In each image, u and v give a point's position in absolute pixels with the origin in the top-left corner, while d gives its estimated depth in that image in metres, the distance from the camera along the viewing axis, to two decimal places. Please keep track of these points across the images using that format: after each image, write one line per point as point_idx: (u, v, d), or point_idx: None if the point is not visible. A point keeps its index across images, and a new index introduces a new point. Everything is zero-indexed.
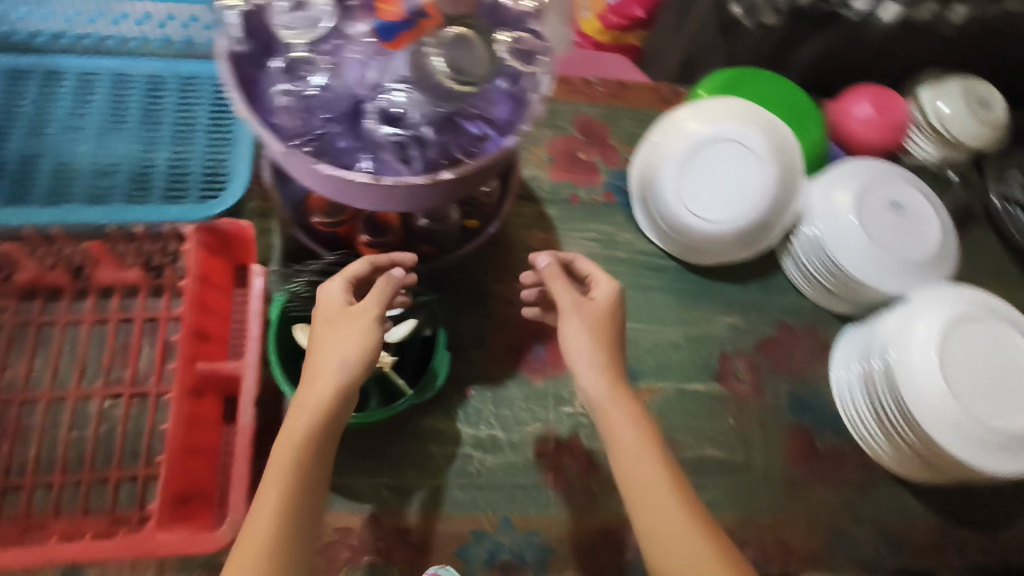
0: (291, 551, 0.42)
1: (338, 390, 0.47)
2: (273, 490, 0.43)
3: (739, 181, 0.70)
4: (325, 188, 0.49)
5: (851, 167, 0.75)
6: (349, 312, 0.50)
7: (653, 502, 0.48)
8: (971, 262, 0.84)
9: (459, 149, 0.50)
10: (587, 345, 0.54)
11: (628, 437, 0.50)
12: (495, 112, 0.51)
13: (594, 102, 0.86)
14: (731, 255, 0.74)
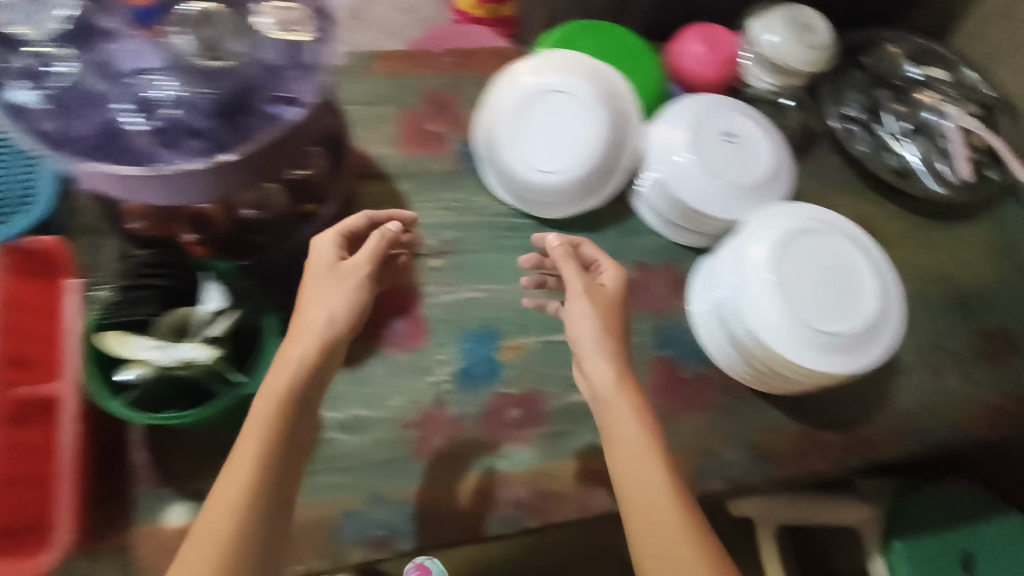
0: (262, 480, 0.49)
1: (328, 339, 0.55)
2: (255, 432, 0.50)
3: (571, 129, 0.71)
4: (110, 186, 0.48)
5: (681, 105, 0.77)
6: (337, 271, 0.59)
7: (651, 496, 0.53)
8: (818, 181, 0.88)
9: (237, 127, 0.49)
10: (588, 328, 0.60)
11: (628, 429, 0.55)
12: (268, 86, 0.51)
13: (438, 73, 0.85)
14: (580, 203, 0.76)
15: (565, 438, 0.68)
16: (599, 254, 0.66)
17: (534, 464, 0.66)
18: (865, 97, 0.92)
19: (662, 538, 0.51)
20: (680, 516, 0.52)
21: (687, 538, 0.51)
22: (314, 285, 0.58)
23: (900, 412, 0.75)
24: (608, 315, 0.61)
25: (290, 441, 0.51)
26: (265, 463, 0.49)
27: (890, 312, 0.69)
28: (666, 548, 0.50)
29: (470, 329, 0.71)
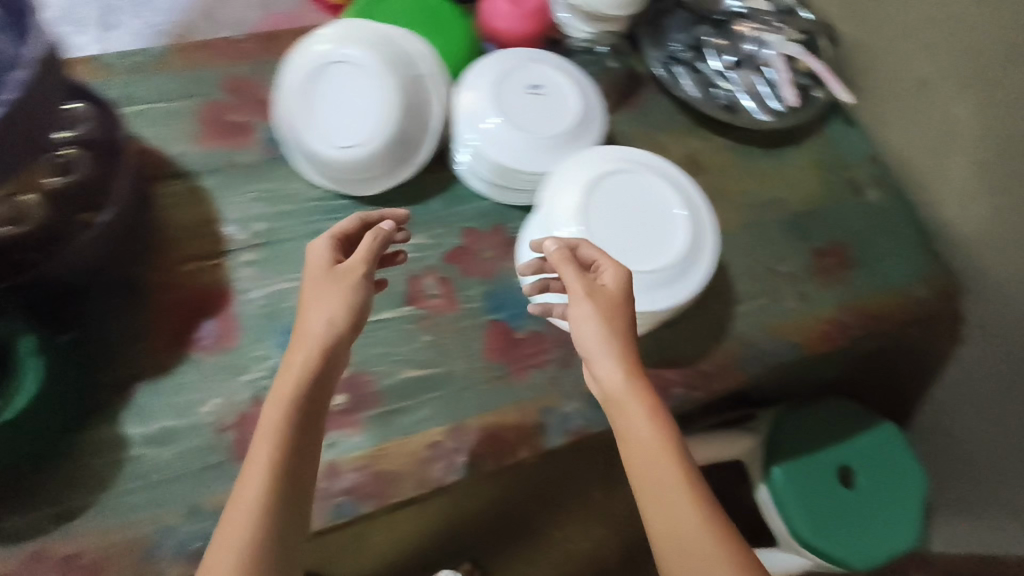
0: (272, 520, 0.46)
1: (324, 350, 0.52)
2: (258, 465, 0.47)
3: (362, 98, 0.68)
4: None
5: (480, 67, 0.75)
6: (337, 276, 0.55)
7: (661, 489, 0.50)
8: (648, 125, 0.88)
9: None
10: (594, 326, 0.56)
11: (640, 427, 0.52)
12: None
13: (241, 60, 0.81)
14: (395, 174, 0.73)
15: (399, 416, 0.65)
16: (596, 252, 0.60)
17: (366, 448, 0.63)
18: (687, 35, 0.94)
19: (672, 534, 0.49)
20: (698, 513, 0.49)
21: (706, 539, 0.48)
22: (316, 292, 0.54)
23: (741, 339, 0.76)
24: (610, 315, 0.57)
25: (297, 464, 0.48)
26: (269, 494, 0.47)
27: (703, 244, 0.69)
28: (684, 546, 0.48)
29: (286, 321, 0.67)
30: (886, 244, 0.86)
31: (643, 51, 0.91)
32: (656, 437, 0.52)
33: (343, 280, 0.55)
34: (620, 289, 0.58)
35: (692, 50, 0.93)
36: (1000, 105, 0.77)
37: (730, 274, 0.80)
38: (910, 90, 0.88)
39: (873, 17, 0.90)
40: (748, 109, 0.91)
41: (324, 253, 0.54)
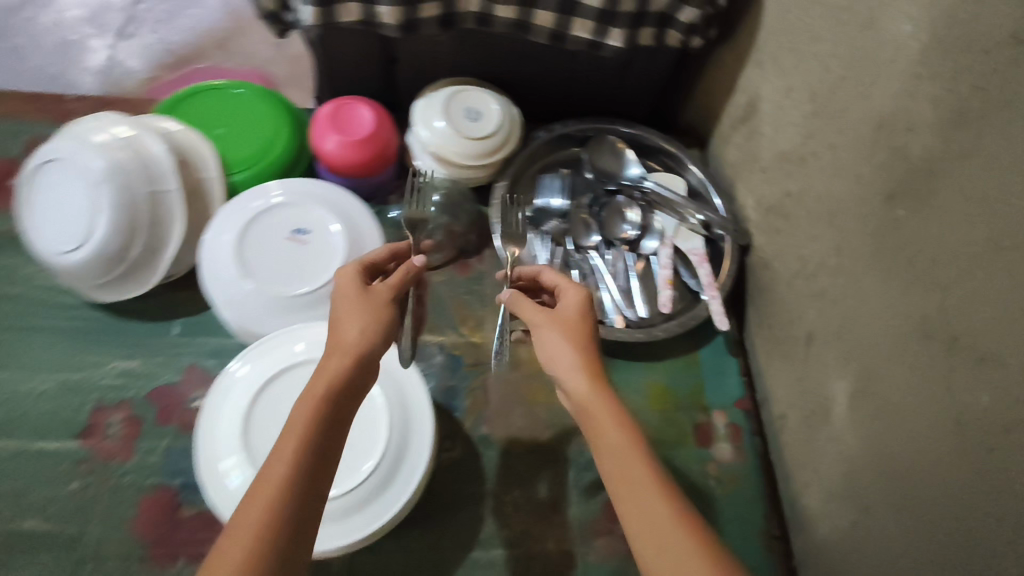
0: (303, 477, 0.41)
1: (360, 359, 0.48)
2: (284, 446, 0.42)
3: (72, 205, 0.62)
4: None
5: (248, 203, 0.66)
6: (373, 306, 0.52)
7: (620, 456, 0.46)
8: (472, 294, 0.76)
9: None
10: (559, 345, 0.52)
11: (581, 383, 0.50)
12: None
13: (60, 122, 0.78)
14: (116, 289, 0.65)
15: None
16: (554, 277, 0.60)
17: None
18: (564, 199, 0.81)
19: (637, 506, 0.43)
20: (654, 493, 0.44)
21: (676, 532, 0.41)
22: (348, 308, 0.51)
23: None
24: (577, 331, 0.53)
25: (319, 466, 0.42)
26: (304, 458, 0.42)
27: (376, 499, 0.57)
28: (651, 526, 0.42)
29: None
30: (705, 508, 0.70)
31: (495, 199, 0.77)
32: (620, 417, 0.48)
33: (376, 304, 0.52)
34: (584, 297, 0.56)
35: (563, 219, 0.80)
36: (873, 399, 0.60)
37: (487, 497, 0.66)
38: (799, 333, 0.70)
39: (779, 236, 0.74)
40: (607, 300, 0.76)
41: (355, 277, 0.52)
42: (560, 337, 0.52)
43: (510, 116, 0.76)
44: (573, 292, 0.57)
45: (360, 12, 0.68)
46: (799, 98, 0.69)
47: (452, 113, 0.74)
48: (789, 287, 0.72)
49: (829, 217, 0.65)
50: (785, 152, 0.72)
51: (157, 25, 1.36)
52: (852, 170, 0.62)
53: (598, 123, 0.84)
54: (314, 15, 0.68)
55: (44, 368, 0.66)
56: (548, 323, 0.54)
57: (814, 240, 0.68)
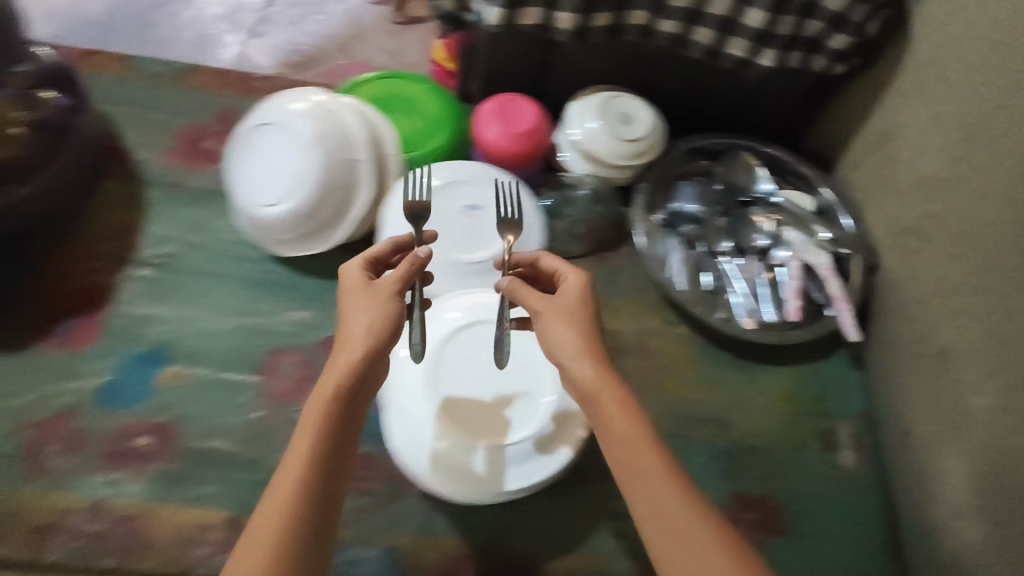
0: (315, 484, 0.45)
1: (366, 357, 0.50)
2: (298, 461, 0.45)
3: (279, 163, 0.68)
4: None
5: (423, 177, 0.72)
6: (386, 298, 0.53)
7: (632, 448, 0.48)
8: (608, 285, 0.80)
9: None
10: (566, 335, 0.53)
11: (586, 372, 0.51)
12: None
13: (245, 97, 0.85)
14: (300, 247, 0.71)
15: (183, 488, 0.62)
16: (553, 262, 0.60)
17: (135, 500, 0.61)
18: (699, 206, 0.85)
19: (654, 501, 0.46)
20: (664, 484, 0.47)
21: (702, 529, 0.44)
22: (355, 303, 0.52)
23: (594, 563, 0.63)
24: (577, 318, 0.55)
25: (332, 471, 0.46)
26: (314, 465, 0.45)
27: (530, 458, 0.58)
28: (676, 524, 0.45)
29: (135, 349, 0.67)
30: (832, 510, 0.70)
31: (637, 200, 0.82)
32: (627, 408, 0.50)
33: (385, 295, 0.52)
34: (582, 287, 0.57)
35: (697, 224, 0.84)
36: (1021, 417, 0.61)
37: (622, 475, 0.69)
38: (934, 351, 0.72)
39: (914, 257, 0.76)
40: (737, 304, 0.79)
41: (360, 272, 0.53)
42: (569, 332, 0.54)
43: (658, 126, 0.81)
44: (574, 278, 0.58)
45: (539, 17, 0.74)
46: (950, 125, 0.72)
47: (607, 116, 0.79)
48: (923, 305, 0.73)
49: (977, 240, 0.67)
50: (929, 175, 0.74)
51: (288, 26, 1.39)
52: (1002, 193, 0.65)
53: (733, 139, 0.89)
54: (499, 17, 0.74)
55: (225, 311, 0.71)
56: (552, 313, 0.55)
57: (958, 262, 0.69)
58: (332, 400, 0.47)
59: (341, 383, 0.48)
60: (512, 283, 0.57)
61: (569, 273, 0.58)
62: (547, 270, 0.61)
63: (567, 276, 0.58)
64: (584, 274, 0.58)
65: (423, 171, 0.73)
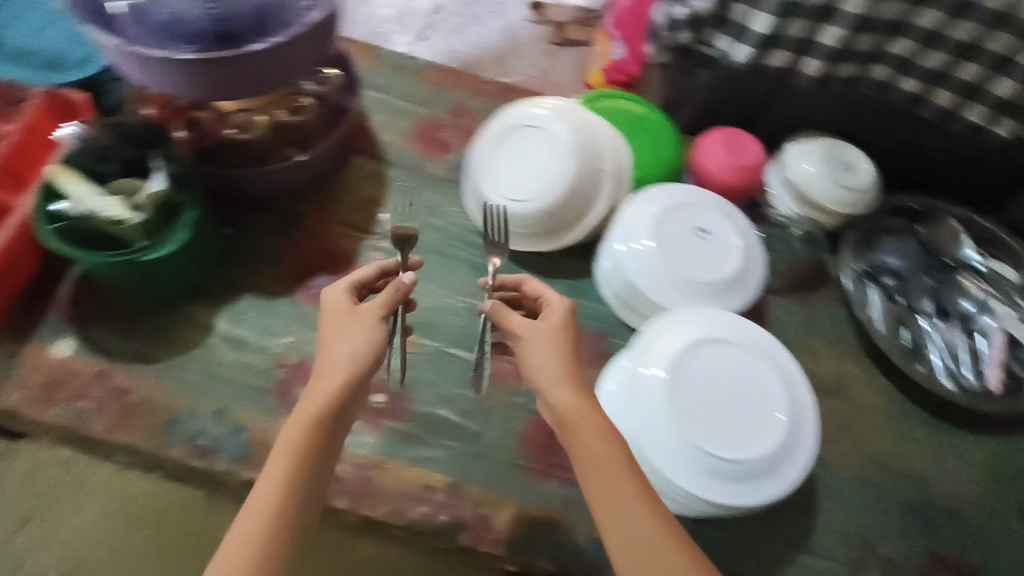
0: (294, 506, 0.45)
1: (347, 384, 0.51)
2: (280, 465, 0.46)
3: (533, 163, 0.73)
4: (150, 78, 0.60)
5: (656, 194, 0.74)
6: (359, 317, 0.55)
7: (606, 474, 0.47)
8: (808, 324, 0.81)
9: (240, 40, 0.60)
10: (550, 361, 0.53)
11: (568, 403, 0.51)
12: (279, 16, 0.61)
13: (477, 96, 0.91)
14: (533, 242, 0.75)
15: (412, 446, 0.67)
16: (537, 287, 0.61)
17: (371, 451, 0.66)
18: (901, 262, 0.83)
19: (631, 524, 0.45)
20: (644, 509, 0.46)
21: (671, 555, 0.44)
22: (336, 321, 0.54)
23: None
24: (562, 341, 0.55)
25: (308, 483, 0.47)
26: (293, 485, 0.46)
27: (766, 475, 0.60)
28: (640, 554, 0.44)
29: (378, 311, 0.73)
30: None
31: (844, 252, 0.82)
32: (609, 438, 0.49)
33: (362, 318, 0.54)
34: (567, 309, 0.58)
35: (897, 279, 0.82)
36: None
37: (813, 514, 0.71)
38: None
39: None
40: (936, 366, 0.77)
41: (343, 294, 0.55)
42: (551, 359, 0.53)
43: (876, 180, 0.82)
44: (561, 304, 0.58)
45: (786, 61, 0.77)
46: None
47: (830, 163, 0.80)
48: None
49: None
50: None
51: (450, 35, 1.46)
52: None
53: (933, 202, 0.85)
54: (747, 56, 0.77)
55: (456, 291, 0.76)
56: (541, 338, 0.55)
57: None
58: (305, 418, 0.48)
59: (318, 404, 0.49)
60: (496, 305, 0.58)
61: (556, 298, 0.59)
62: (532, 294, 0.62)
63: (551, 301, 0.59)
64: (568, 300, 0.58)
65: (655, 188, 0.76)
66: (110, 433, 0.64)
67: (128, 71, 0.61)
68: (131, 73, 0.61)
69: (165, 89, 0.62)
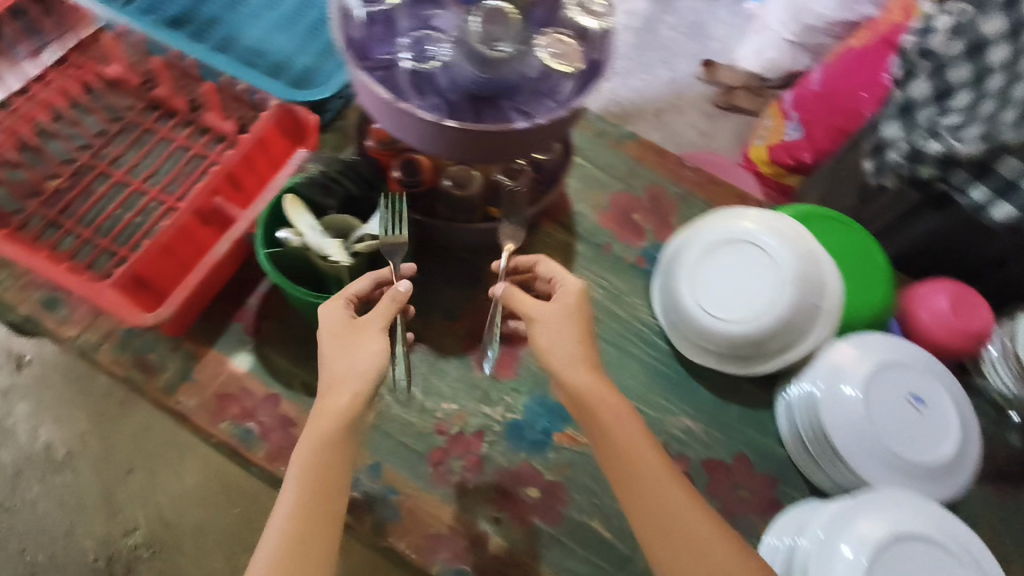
0: (314, 522, 0.46)
1: (353, 404, 0.50)
2: (299, 485, 0.47)
3: (750, 287, 0.68)
4: (377, 113, 0.55)
5: (873, 344, 0.68)
6: (356, 330, 0.53)
7: (636, 467, 0.50)
8: (1001, 522, 0.72)
9: (490, 118, 0.55)
10: (566, 340, 0.54)
11: (584, 376, 0.53)
12: (534, 104, 0.55)
13: (677, 182, 0.87)
14: (725, 364, 0.71)
15: (558, 552, 0.64)
16: (550, 268, 0.60)
17: (516, 548, 0.63)
18: None
19: (670, 512, 0.48)
20: (676, 486, 0.49)
21: (705, 525, 0.48)
22: (337, 337, 0.53)
23: None
24: (580, 325, 0.56)
25: (323, 495, 0.47)
26: (308, 508, 0.46)
27: None
28: (680, 537, 0.47)
29: (546, 397, 0.70)
30: None
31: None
32: (627, 413, 0.52)
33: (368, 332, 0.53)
34: (579, 291, 0.58)
35: None
36: None
37: None
38: None
39: None
40: None
41: (341, 311, 0.54)
42: (569, 343, 0.54)
43: None
44: (572, 284, 0.58)
45: None
46: None
47: None
48: None
49: None
50: None
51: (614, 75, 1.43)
52: None
53: None
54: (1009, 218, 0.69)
55: (627, 391, 0.72)
56: (559, 316, 0.56)
57: None
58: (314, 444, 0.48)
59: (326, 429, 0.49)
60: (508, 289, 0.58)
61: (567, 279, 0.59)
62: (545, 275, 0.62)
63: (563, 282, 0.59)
64: (581, 282, 0.58)
65: (870, 335, 0.68)
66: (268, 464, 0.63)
67: (357, 91, 0.56)
68: (358, 94, 0.56)
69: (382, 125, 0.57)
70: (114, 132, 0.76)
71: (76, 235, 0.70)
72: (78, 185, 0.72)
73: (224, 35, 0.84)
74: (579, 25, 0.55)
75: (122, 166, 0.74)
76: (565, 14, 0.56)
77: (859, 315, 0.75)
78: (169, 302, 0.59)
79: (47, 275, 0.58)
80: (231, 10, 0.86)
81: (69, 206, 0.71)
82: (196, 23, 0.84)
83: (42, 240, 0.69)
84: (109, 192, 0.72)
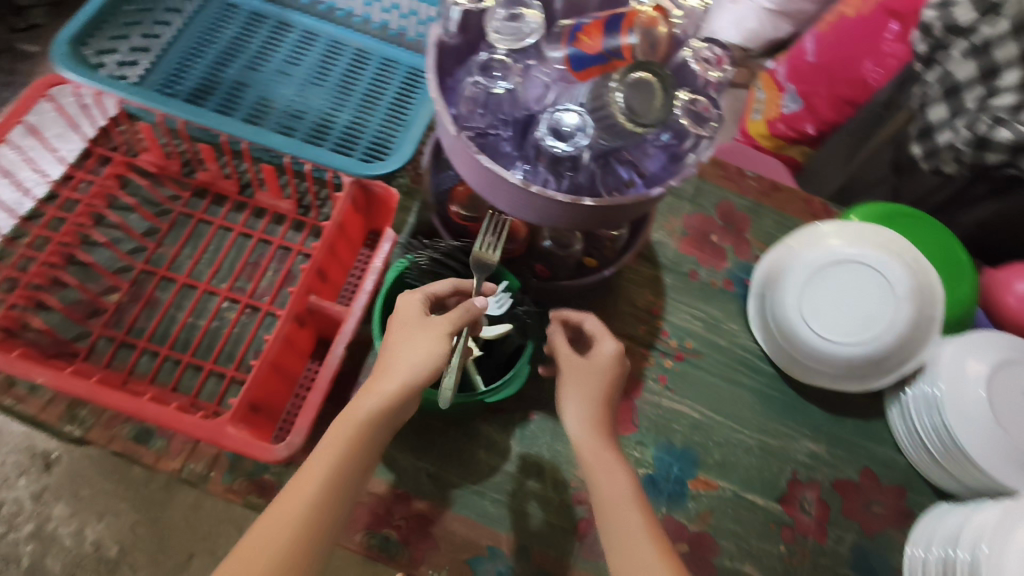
0: (324, 516, 0.41)
1: (400, 392, 0.46)
2: (327, 456, 0.43)
3: (865, 308, 0.68)
4: (478, 180, 0.52)
5: (987, 338, 0.68)
6: (429, 325, 0.50)
7: (622, 511, 0.44)
8: None
9: (604, 188, 0.53)
10: (574, 394, 0.51)
11: (581, 424, 0.50)
12: (647, 163, 0.53)
13: (743, 194, 0.84)
14: (840, 384, 0.71)
15: None
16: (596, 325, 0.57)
17: None
18: None
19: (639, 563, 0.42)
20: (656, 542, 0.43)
21: None
22: (407, 327, 0.50)
23: None
24: (603, 387, 0.52)
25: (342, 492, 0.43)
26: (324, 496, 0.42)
27: None
28: None
29: (673, 446, 0.69)
30: None
31: None
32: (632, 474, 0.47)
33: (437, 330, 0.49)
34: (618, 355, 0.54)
35: None
36: None
37: None
38: None
39: None
40: None
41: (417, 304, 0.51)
42: (575, 393, 0.51)
43: None
44: (610, 344, 0.55)
45: None
46: None
47: None
48: None
49: None
50: None
51: None
52: None
53: None
54: None
55: (747, 424, 0.72)
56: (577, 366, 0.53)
57: None
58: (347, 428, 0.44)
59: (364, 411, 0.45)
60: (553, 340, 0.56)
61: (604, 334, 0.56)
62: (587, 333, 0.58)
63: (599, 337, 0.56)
64: (620, 346, 0.54)
65: (979, 333, 0.69)
66: (419, 568, 0.61)
67: (448, 152, 0.53)
68: (449, 153, 0.53)
69: (475, 186, 0.53)
70: (163, 230, 0.69)
71: (152, 352, 0.64)
72: (142, 296, 0.66)
73: (256, 99, 0.77)
74: (701, 78, 0.52)
75: (182, 267, 0.68)
76: (682, 58, 0.53)
77: (947, 312, 0.76)
78: (296, 426, 0.55)
79: (160, 420, 0.53)
80: (255, 70, 0.79)
81: (136, 325, 0.65)
82: (220, 91, 0.77)
83: (117, 365, 0.63)
84: (176, 299, 0.67)
